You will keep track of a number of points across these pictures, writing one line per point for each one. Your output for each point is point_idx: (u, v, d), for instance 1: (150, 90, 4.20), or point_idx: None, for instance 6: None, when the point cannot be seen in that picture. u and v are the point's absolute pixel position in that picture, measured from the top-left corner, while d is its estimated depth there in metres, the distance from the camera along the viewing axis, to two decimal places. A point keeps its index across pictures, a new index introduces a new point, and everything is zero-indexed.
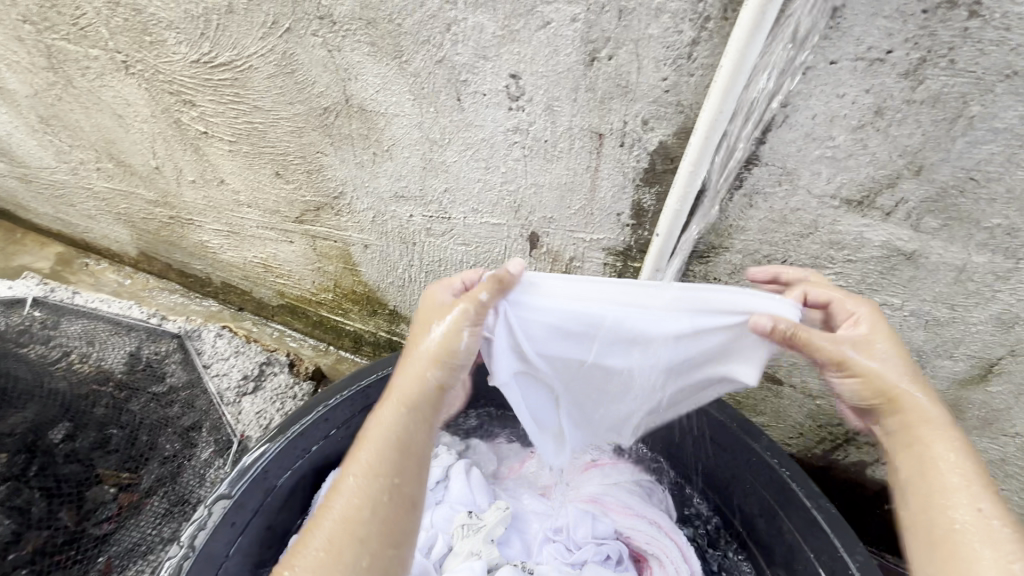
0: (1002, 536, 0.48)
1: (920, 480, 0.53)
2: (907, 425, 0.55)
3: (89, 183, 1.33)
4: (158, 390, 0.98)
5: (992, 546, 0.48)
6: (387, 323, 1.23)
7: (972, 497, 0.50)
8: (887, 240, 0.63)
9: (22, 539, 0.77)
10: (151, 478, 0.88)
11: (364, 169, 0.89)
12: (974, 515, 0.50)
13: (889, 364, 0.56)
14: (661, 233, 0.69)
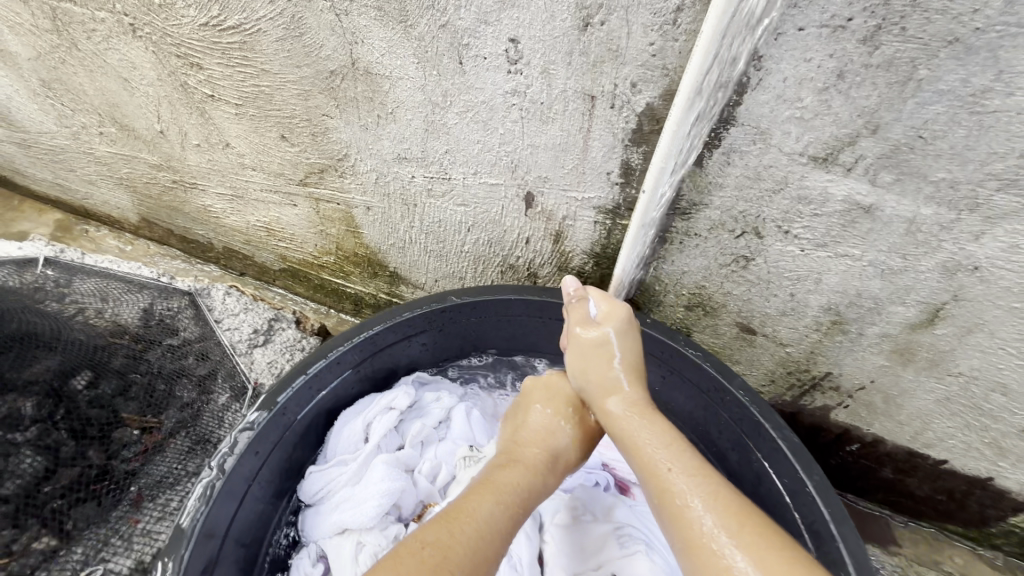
0: (745, 528, 0.55)
1: (648, 472, 0.64)
2: (633, 434, 0.69)
3: (90, 147, 1.36)
4: (173, 343, 1.06)
5: (743, 538, 0.54)
6: (387, 285, 1.29)
7: (686, 475, 0.62)
8: (848, 194, 0.70)
9: (53, 475, 0.80)
10: (173, 421, 0.96)
11: (368, 132, 0.94)
12: (703, 508, 0.58)
13: (623, 369, 0.76)
14: (647, 190, 0.79)
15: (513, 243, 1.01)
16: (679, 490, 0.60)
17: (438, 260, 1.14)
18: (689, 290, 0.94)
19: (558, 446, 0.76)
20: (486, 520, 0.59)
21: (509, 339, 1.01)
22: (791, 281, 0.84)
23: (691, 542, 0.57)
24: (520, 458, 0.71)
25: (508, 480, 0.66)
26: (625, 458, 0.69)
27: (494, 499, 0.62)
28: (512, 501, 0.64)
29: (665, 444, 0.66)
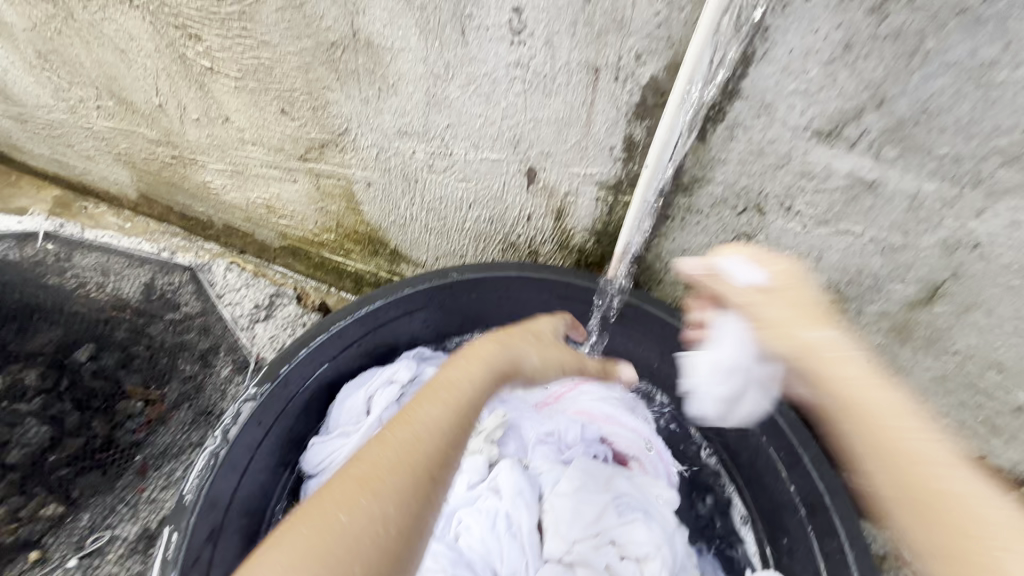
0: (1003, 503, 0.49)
1: (870, 438, 0.57)
2: (857, 404, 0.58)
3: (88, 122, 1.34)
4: (174, 317, 1.04)
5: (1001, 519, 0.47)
6: (388, 263, 1.29)
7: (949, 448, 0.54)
8: (851, 170, 0.70)
9: (59, 445, 0.86)
10: (176, 393, 0.95)
11: (369, 105, 0.93)
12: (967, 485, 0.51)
13: (829, 343, 0.62)
14: (649, 164, 0.78)
15: (514, 220, 1.01)
16: (942, 458, 0.53)
17: (439, 237, 1.14)
18: None
19: (519, 347, 0.71)
20: (424, 423, 0.54)
21: (511, 317, 1.02)
22: (791, 259, 0.85)
23: (931, 516, 0.50)
24: (473, 354, 0.65)
25: (446, 393, 0.58)
26: (837, 425, 0.60)
27: (434, 399, 0.57)
28: (455, 395, 0.58)
29: (898, 412, 0.57)
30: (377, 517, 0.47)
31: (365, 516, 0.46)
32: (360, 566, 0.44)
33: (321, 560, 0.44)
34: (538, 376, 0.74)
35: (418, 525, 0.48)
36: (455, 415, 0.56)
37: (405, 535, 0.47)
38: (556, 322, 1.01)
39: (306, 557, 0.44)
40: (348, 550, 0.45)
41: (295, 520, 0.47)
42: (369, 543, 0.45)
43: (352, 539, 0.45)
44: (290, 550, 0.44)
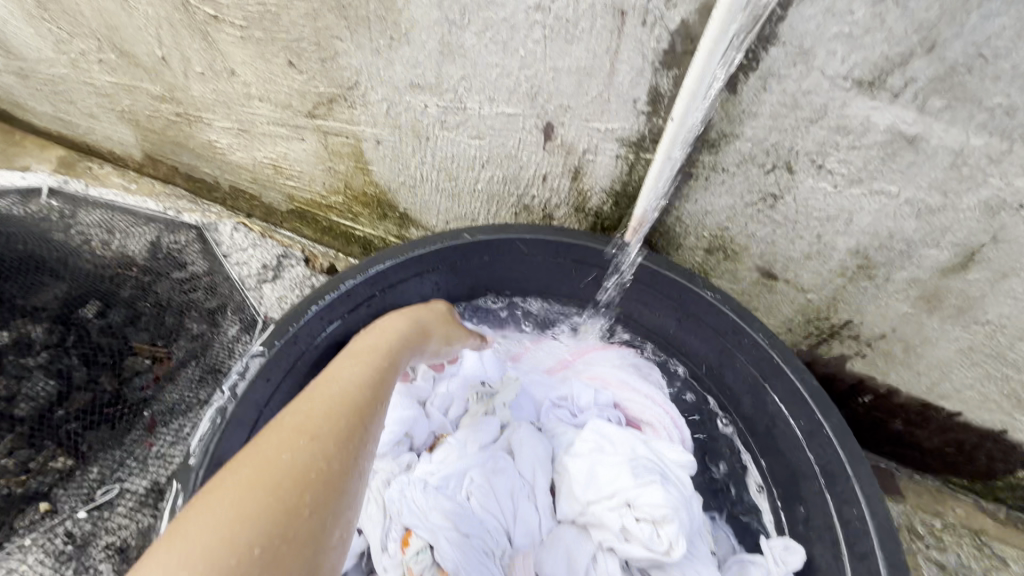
0: None
1: None
2: None
3: (90, 77, 1.31)
4: (180, 277, 1.02)
5: None
6: (397, 228, 1.27)
7: None
8: (892, 123, 0.66)
9: (67, 399, 0.84)
10: (183, 351, 0.94)
11: (380, 56, 0.89)
12: None
13: None
14: (676, 118, 0.74)
15: (529, 180, 0.97)
16: None
17: (450, 199, 1.11)
18: (712, 231, 0.90)
19: (434, 317, 0.77)
20: (344, 382, 0.58)
21: (523, 282, 0.99)
22: (820, 222, 0.81)
23: None
24: (382, 328, 0.70)
25: (355, 359, 0.63)
26: None
27: (349, 363, 0.62)
28: (370, 359, 0.63)
29: None
30: (316, 453, 0.49)
31: (306, 452, 0.48)
32: (309, 495, 0.47)
33: (269, 494, 0.45)
34: (443, 350, 0.79)
35: (356, 461, 0.52)
36: (373, 373, 0.61)
37: (346, 468, 0.50)
38: (569, 288, 0.98)
39: (255, 492, 0.45)
40: (295, 483, 0.46)
41: (232, 470, 0.48)
42: (313, 477, 0.48)
43: (296, 473, 0.47)
44: (237, 488, 0.45)
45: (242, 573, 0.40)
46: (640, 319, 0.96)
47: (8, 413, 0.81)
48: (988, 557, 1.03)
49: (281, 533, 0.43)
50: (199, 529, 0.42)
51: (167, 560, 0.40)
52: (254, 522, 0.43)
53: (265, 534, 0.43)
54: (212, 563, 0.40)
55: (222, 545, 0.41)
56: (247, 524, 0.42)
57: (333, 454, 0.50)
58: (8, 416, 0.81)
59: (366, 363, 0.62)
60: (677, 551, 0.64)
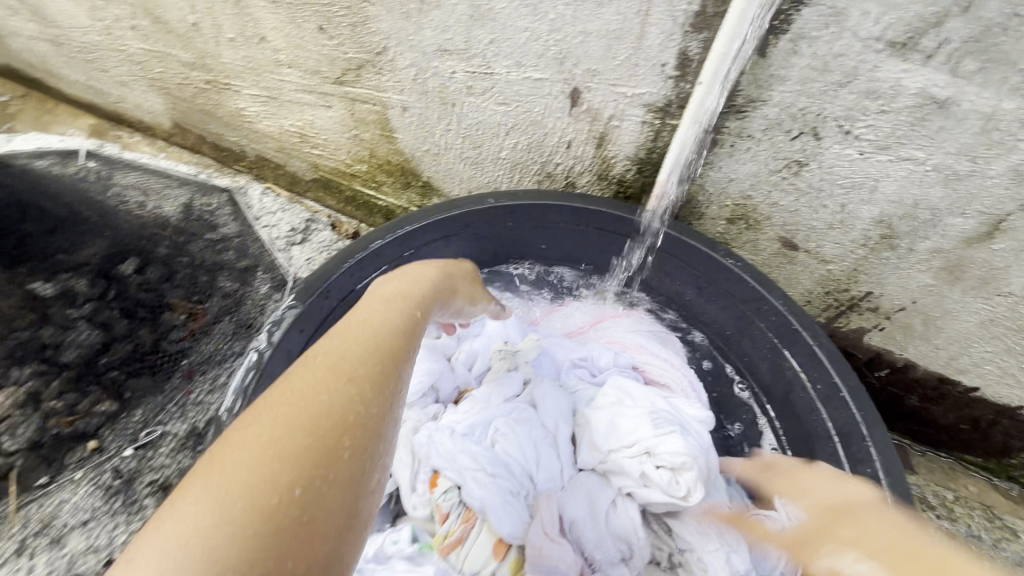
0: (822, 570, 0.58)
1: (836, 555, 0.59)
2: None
3: (123, 44, 1.34)
4: (212, 238, 1.05)
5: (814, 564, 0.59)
6: (420, 197, 1.29)
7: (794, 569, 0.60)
8: (923, 87, 0.66)
9: (110, 348, 0.89)
10: (217, 307, 0.97)
11: (409, 20, 0.91)
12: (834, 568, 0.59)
13: None
14: (704, 81, 0.75)
15: (554, 147, 0.98)
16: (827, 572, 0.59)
17: (474, 168, 1.12)
18: (735, 200, 0.91)
19: (462, 273, 0.74)
20: (376, 326, 0.54)
21: (545, 249, 1.01)
22: (844, 189, 0.81)
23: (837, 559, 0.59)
24: (414, 275, 0.66)
25: (385, 304, 0.59)
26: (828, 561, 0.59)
27: (379, 308, 0.58)
28: (400, 305, 0.59)
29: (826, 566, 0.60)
30: (356, 395, 0.46)
31: (345, 392, 0.45)
32: (351, 437, 0.44)
33: (311, 433, 0.42)
34: (465, 310, 0.76)
35: (393, 405, 0.49)
36: (406, 317, 0.57)
37: (387, 409, 0.47)
38: (590, 257, 1.00)
39: (295, 432, 0.42)
40: (336, 424, 0.44)
41: (267, 406, 0.45)
42: (354, 419, 0.45)
43: (336, 413, 0.44)
44: (274, 428, 0.42)
45: (282, 517, 0.37)
46: (659, 288, 0.98)
47: (54, 359, 0.86)
48: (999, 529, 1.04)
49: (320, 475, 0.40)
50: (237, 466, 0.39)
51: (206, 496, 0.37)
52: (296, 461, 0.40)
53: (309, 474, 0.40)
54: (256, 500, 0.37)
55: (263, 485, 0.38)
56: (288, 464, 0.40)
57: (368, 396, 0.47)
58: (55, 362, 0.86)
59: (396, 308, 0.58)
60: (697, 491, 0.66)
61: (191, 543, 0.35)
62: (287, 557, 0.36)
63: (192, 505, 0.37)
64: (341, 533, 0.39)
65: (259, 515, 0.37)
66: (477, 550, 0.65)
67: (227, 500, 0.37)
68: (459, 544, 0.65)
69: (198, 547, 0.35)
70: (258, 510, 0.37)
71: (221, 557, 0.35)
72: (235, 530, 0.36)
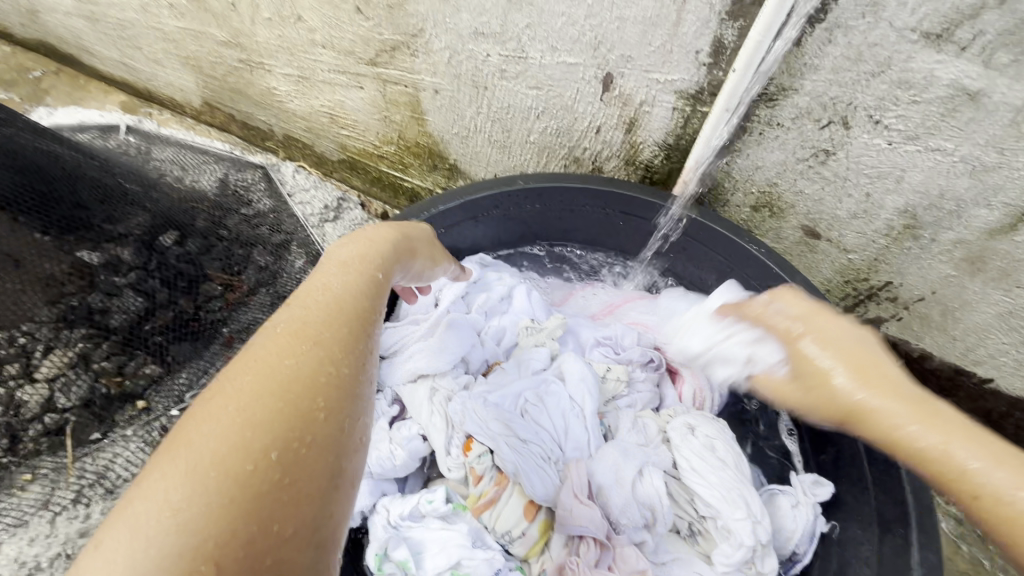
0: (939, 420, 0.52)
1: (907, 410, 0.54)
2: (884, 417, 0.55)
3: (159, 22, 1.36)
4: (247, 213, 1.12)
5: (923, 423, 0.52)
6: (446, 179, 1.31)
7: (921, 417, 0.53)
8: (956, 79, 0.67)
9: (152, 316, 0.90)
10: (252, 279, 1.05)
11: (447, 3, 0.92)
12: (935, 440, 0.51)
13: None
14: (738, 68, 0.76)
15: (583, 131, 1.00)
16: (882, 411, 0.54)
17: (502, 151, 1.15)
18: (760, 188, 0.93)
19: (419, 235, 0.71)
20: (336, 289, 0.53)
21: (571, 231, 1.04)
22: (870, 179, 0.83)
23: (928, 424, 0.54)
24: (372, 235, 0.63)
25: (345, 264, 0.57)
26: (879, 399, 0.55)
27: (340, 270, 0.56)
28: (360, 266, 0.57)
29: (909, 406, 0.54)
30: (320, 359, 0.47)
31: (309, 359, 0.46)
32: (320, 399, 0.44)
33: (278, 401, 0.43)
34: (427, 272, 0.74)
35: (362, 366, 0.49)
36: (371, 280, 0.56)
37: (352, 372, 0.48)
38: (615, 239, 1.03)
39: (260, 403, 0.42)
40: (301, 390, 0.44)
41: (231, 376, 0.45)
42: (321, 383, 0.45)
43: (301, 380, 0.45)
44: (240, 398, 0.43)
45: (259, 480, 0.39)
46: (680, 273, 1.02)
47: (101, 324, 0.86)
48: None
49: (291, 441, 0.42)
50: (205, 439, 0.40)
51: (177, 471, 0.39)
52: (265, 428, 0.41)
53: (279, 439, 0.41)
54: (227, 471, 0.39)
55: (235, 452, 0.40)
56: (259, 432, 0.41)
57: (337, 359, 0.48)
58: (101, 326, 0.86)
59: (357, 268, 0.56)
60: (731, 459, 0.75)
61: (168, 513, 0.37)
62: (265, 518, 0.39)
63: (167, 478, 0.39)
64: (320, 491, 0.42)
65: (231, 483, 0.39)
66: (509, 510, 0.69)
67: (199, 471, 0.39)
68: (491, 505, 0.69)
69: (175, 517, 0.37)
70: (231, 478, 0.39)
71: (197, 524, 0.37)
72: (208, 499, 0.38)
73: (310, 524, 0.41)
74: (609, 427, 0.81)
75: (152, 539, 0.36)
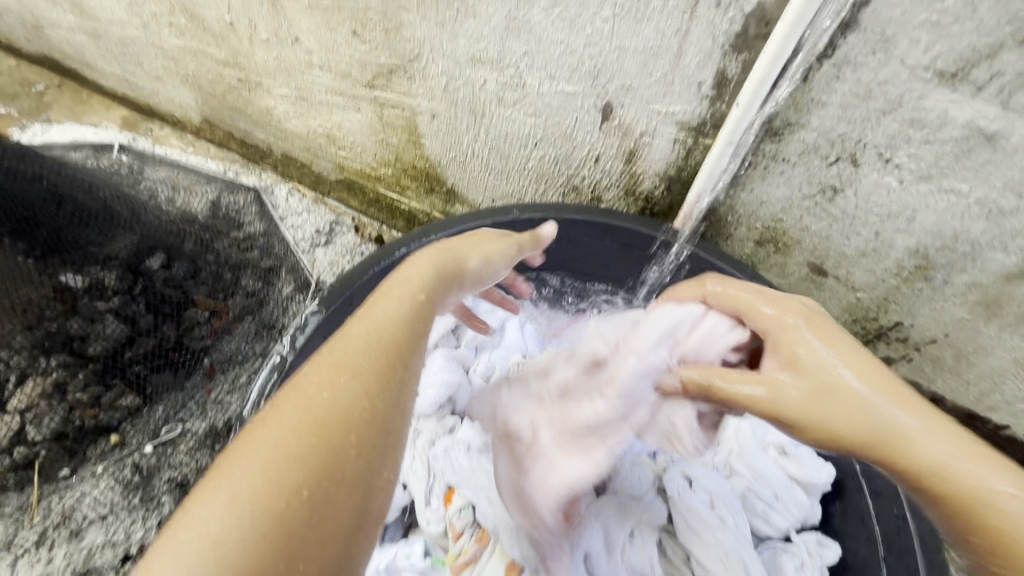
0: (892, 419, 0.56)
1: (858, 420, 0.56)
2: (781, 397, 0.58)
3: (159, 40, 1.36)
4: (238, 236, 1.05)
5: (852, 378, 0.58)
6: (443, 203, 1.29)
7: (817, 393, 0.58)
8: (971, 119, 0.64)
9: (134, 343, 0.91)
10: (240, 307, 0.99)
11: (444, 29, 0.90)
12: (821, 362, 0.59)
13: None
14: (740, 103, 0.73)
15: (581, 160, 0.97)
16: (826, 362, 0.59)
17: (499, 177, 1.12)
18: (765, 222, 0.89)
19: (480, 241, 0.75)
20: (379, 321, 0.57)
21: (568, 261, 1.00)
22: (880, 218, 0.79)
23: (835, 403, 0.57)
24: (442, 254, 0.68)
25: (388, 295, 0.61)
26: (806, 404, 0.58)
27: (384, 302, 0.60)
28: (406, 295, 0.61)
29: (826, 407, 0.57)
30: (359, 392, 0.49)
31: (349, 391, 0.48)
32: (354, 436, 0.46)
33: (317, 434, 0.45)
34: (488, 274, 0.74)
35: (399, 401, 0.51)
36: (411, 310, 0.59)
37: (388, 406, 0.50)
38: (612, 269, 0.99)
39: (299, 436, 0.45)
40: (340, 424, 0.46)
41: (277, 407, 0.48)
42: (357, 418, 0.47)
43: (340, 413, 0.47)
44: (282, 429, 0.45)
45: (292, 514, 0.41)
46: None
47: (83, 352, 0.89)
48: None
49: (326, 475, 0.43)
50: (245, 471, 0.42)
51: (217, 502, 0.41)
52: (302, 462, 0.43)
53: (313, 474, 0.43)
54: (264, 505, 0.41)
55: (272, 486, 0.42)
56: (297, 466, 0.43)
57: (376, 392, 0.50)
58: (82, 354, 0.89)
59: (406, 298, 0.61)
60: (729, 519, 0.74)
61: (207, 547, 0.39)
62: (294, 555, 0.40)
63: (210, 507, 0.41)
64: (346, 528, 0.43)
65: (267, 516, 0.40)
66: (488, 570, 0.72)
67: (239, 502, 0.41)
68: None
69: (213, 551, 0.38)
70: (267, 512, 0.41)
71: (235, 554, 0.39)
72: (247, 530, 0.39)
73: (335, 561, 0.42)
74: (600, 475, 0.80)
75: (194, 565, 0.38)
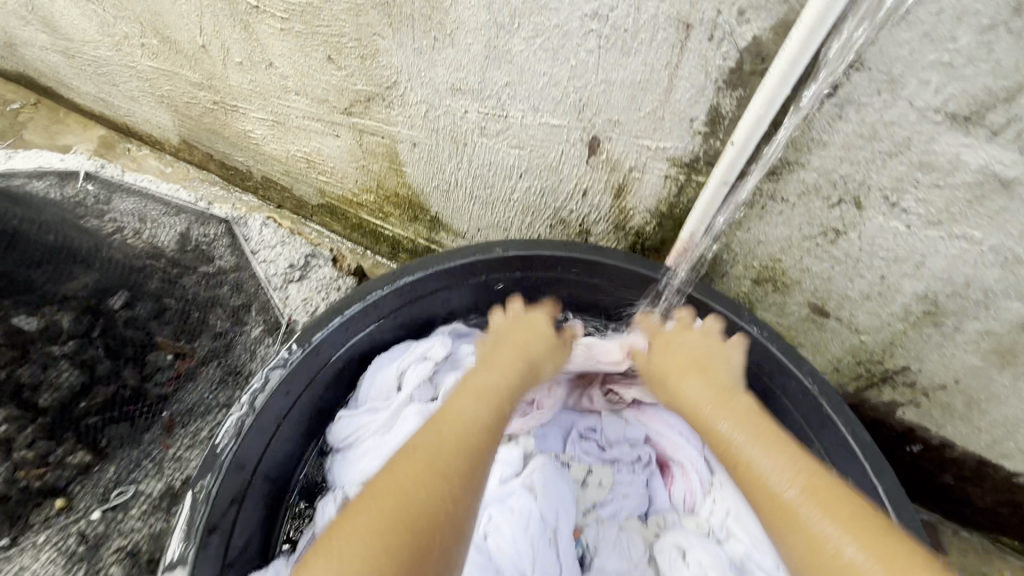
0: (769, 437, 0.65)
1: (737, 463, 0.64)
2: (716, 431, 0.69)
3: (133, 61, 1.31)
4: (208, 271, 1.02)
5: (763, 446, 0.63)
6: (427, 230, 1.23)
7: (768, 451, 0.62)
8: (986, 164, 0.59)
9: (89, 392, 0.84)
10: (205, 350, 0.94)
11: (421, 57, 0.85)
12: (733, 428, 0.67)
13: None
14: (736, 142, 0.67)
15: (568, 194, 0.92)
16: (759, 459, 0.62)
17: (484, 207, 1.06)
18: (762, 262, 0.84)
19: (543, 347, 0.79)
20: (467, 421, 0.61)
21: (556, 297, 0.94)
22: (885, 262, 0.74)
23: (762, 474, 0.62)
24: (520, 353, 0.75)
25: (473, 393, 0.66)
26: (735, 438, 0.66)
27: (471, 401, 0.64)
28: (488, 397, 0.66)
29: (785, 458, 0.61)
30: (447, 492, 0.53)
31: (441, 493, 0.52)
32: (425, 541, 0.50)
33: (407, 532, 0.49)
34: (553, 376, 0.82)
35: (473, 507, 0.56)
36: (493, 418, 0.64)
37: (466, 510, 0.54)
38: (603, 307, 0.94)
39: (392, 532, 0.49)
40: (428, 524, 0.51)
41: (368, 497, 0.52)
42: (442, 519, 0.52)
43: (429, 513, 0.51)
44: (375, 525, 0.49)
45: None
46: None
47: (30, 402, 0.80)
48: None
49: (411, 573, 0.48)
50: (344, 560, 0.47)
51: None
52: (396, 559, 0.48)
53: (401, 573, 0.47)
54: None
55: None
56: (389, 563, 0.47)
57: (460, 495, 0.55)
58: (30, 405, 0.80)
59: (488, 400, 0.65)
60: None
61: None
62: None
63: None
64: None
65: None
66: None
67: None
68: None
69: None
70: None
71: None
72: None
73: None
74: (587, 546, 0.78)
75: None
